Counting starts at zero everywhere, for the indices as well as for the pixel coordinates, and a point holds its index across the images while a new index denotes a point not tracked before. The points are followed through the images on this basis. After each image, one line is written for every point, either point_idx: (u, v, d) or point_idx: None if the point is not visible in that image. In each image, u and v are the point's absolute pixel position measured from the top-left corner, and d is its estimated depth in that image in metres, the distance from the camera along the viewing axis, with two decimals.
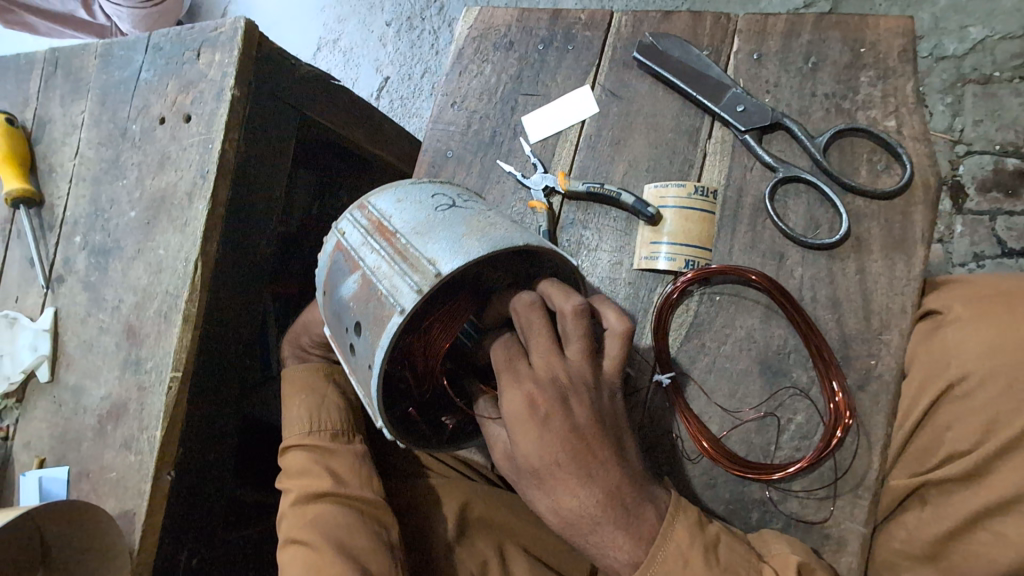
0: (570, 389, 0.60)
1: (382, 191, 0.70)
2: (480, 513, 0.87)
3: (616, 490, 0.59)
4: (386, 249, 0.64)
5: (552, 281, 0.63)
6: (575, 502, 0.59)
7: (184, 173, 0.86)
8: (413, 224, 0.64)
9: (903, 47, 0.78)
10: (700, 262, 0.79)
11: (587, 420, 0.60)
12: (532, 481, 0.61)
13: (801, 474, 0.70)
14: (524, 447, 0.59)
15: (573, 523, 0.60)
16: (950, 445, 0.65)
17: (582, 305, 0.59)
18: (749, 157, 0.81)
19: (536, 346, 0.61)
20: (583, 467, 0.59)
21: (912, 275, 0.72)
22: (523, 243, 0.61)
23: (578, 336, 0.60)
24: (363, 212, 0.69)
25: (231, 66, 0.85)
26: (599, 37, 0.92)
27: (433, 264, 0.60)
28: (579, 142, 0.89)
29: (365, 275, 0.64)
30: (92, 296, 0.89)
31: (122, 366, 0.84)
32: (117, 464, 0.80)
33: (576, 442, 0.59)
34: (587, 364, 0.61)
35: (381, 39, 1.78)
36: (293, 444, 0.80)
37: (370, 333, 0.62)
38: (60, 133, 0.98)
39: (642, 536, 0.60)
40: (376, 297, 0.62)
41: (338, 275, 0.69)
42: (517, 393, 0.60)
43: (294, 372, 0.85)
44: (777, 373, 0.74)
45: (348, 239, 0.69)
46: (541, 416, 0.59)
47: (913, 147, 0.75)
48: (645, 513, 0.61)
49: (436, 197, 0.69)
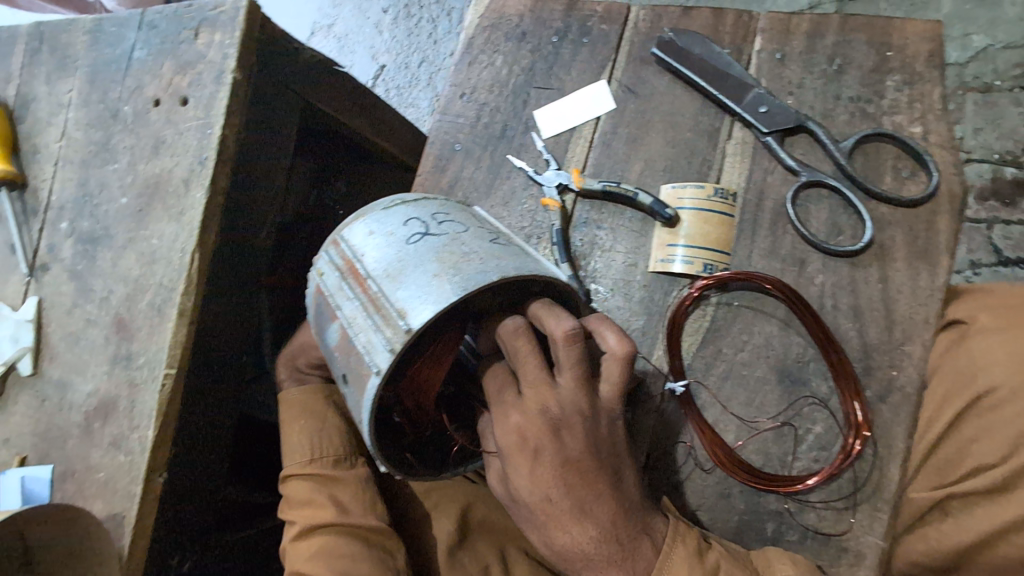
0: (563, 421, 0.57)
1: (354, 222, 0.65)
2: (482, 517, 0.85)
3: (611, 523, 0.59)
4: (361, 297, 0.60)
5: (541, 302, 0.59)
6: (568, 535, 0.59)
7: (180, 159, 0.81)
8: (384, 265, 0.60)
9: (931, 52, 0.76)
10: (718, 266, 0.77)
11: (581, 452, 0.57)
12: (524, 512, 0.60)
13: (820, 485, 0.69)
14: (515, 478, 0.58)
15: (567, 557, 0.60)
16: (977, 457, 0.65)
17: (573, 331, 0.55)
18: (770, 160, 0.79)
19: (525, 375, 0.58)
20: (576, 500, 0.58)
21: (936, 285, 0.70)
22: (498, 278, 0.57)
23: (569, 363, 0.56)
24: (336, 250, 0.65)
25: (232, 47, 0.81)
26: (616, 30, 0.89)
27: (403, 318, 0.56)
28: (594, 139, 0.87)
29: (343, 327, 0.61)
30: (80, 286, 0.84)
31: (112, 361, 0.79)
32: (106, 464, 0.76)
33: (569, 476, 0.57)
34: (581, 392, 0.57)
35: (377, 26, 1.72)
36: (293, 473, 0.77)
37: (355, 389, 0.60)
38: (45, 113, 0.92)
39: (638, 570, 0.59)
40: (355, 353, 0.59)
41: (321, 320, 0.66)
42: (507, 427, 0.58)
43: (291, 393, 0.81)
44: (796, 382, 0.73)
45: (324, 281, 0.65)
46: (532, 450, 0.57)
47: (939, 154, 0.74)
48: (641, 548, 0.60)
49: (409, 224, 0.63)
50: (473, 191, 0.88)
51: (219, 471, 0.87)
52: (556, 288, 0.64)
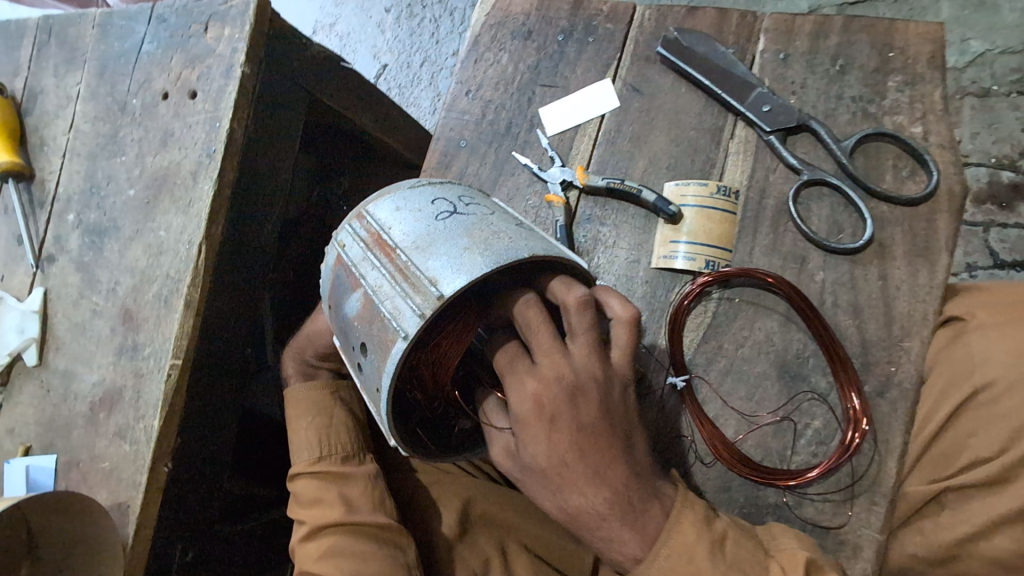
0: (578, 386, 0.58)
1: (380, 198, 0.66)
2: (483, 511, 0.85)
3: (624, 488, 0.59)
4: (387, 266, 0.61)
5: (554, 275, 0.62)
6: (582, 498, 0.59)
7: (188, 152, 0.82)
8: (413, 237, 0.61)
9: (932, 53, 0.77)
10: (720, 262, 0.78)
11: (595, 417, 0.58)
12: (538, 479, 0.60)
13: (818, 479, 0.70)
14: (531, 444, 0.59)
15: (580, 518, 0.60)
16: (974, 451, 0.66)
17: (585, 297, 0.58)
18: (772, 158, 0.80)
19: (540, 342, 0.59)
20: (591, 465, 0.58)
21: (935, 283, 0.71)
22: (529, 255, 0.58)
23: (583, 328, 0.58)
24: (361, 223, 0.65)
25: (242, 41, 0.82)
26: (621, 30, 0.90)
27: (435, 285, 0.57)
28: (598, 136, 0.87)
29: (367, 295, 0.62)
30: (86, 277, 0.85)
31: (117, 352, 0.80)
32: (111, 454, 0.77)
33: (584, 440, 0.58)
34: (593, 357, 0.59)
35: (380, 25, 1.73)
36: (301, 472, 0.78)
37: (376, 356, 0.60)
38: (53, 106, 0.93)
39: (649, 533, 0.60)
40: (380, 320, 0.60)
41: (341, 292, 0.66)
42: (523, 395, 0.58)
43: (297, 390, 0.82)
44: (795, 377, 0.74)
45: (347, 253, 0.65)
46: (548, 415, 0.58)
47: (938, 154, 0.75)
48: (652, 510, 0.61)
49: (437, 203, 0.64)
50: (478, 187, 0.89)
51: (222, 462, 0.88)
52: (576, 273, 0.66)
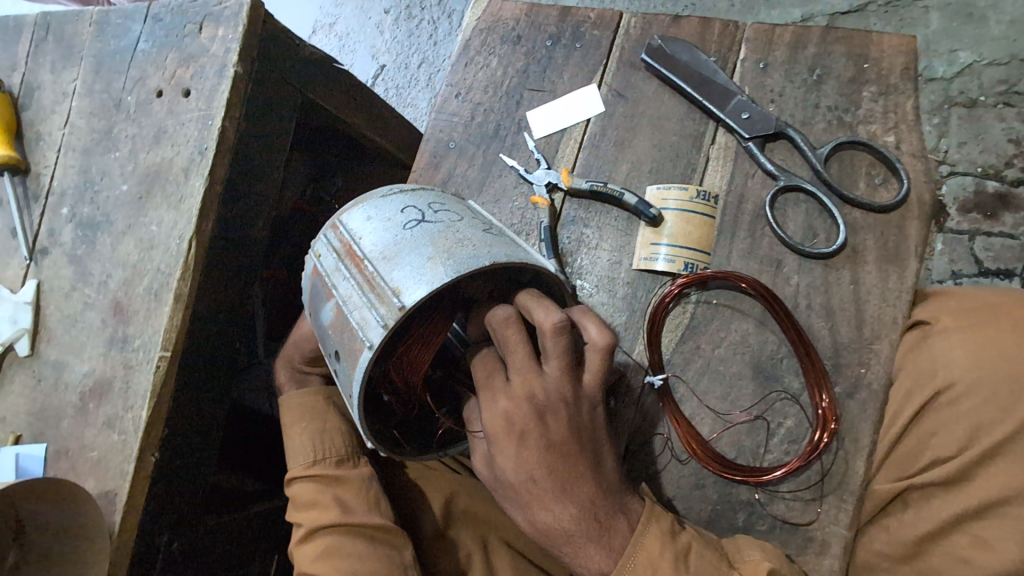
0: (548, 407, 0.60)
1: (353, 207, 0.68)
2: (465, 506, 0.87)
3: (590, 504, 0.61)
4: (356, 276, 0.63)
5: (530, 293, 0.62)
6: (551, 515, 0.61)
7: (180, 149, 0.84)
8: (381, 247, 0.63)
9: (906, 65, 0.79)
10: (698, 265, 0.80)
11: (564, 436, 0.60)
12: (507, 493, 0.63)
13: (789, 476, 0.71)
14: (502, 461, 0.61)
15: (549, 535, 0.62)
16: (934, 451, 0.68)
17: (561, 322, 0.59)
18: (751, 164, 0.82)
19: (515, 361, 0.61)
20: (558, 481, 0.60)
21: (904, 288, 0.73)
22: (490, 262, 0.60)
23: (557, 352, 0.60)
24: (335, 233, 0.67)
25: (235, 42, 0.84)
26: (608, 36, 0.93)
27: (397, 295, 0.59)
28: (583, 140, 0.89)
29: (338, 305, 0.64)
30: (78, 270, 0.86)
31: (108, 344, 0.81)
32: (99, 443, 0.78)
33: (553, 458, 0.60)
34: (565, 378, 0.61)
35: (378, 26, 1.75)
36: (297, 475, 0.79)
37: (346, 364, 0.62)
38: (49, 101, 0.94)
39: (614, 549, 0.62)
40: (349, 329, 0.62)
41: (317, 300, 0.68)
42: (495, 410, 0.60)
43: (289, 397, 0.83)
44: (768, 378, 0.76)
45: (322, 262, 0.67)
46: (518, 433, 0.60)
47: (910, 163, 0.77)
48: (618, 525, 0.62)
49: (406, 211, 0.66)
50: (466, 188, 0.91)
51: (210, 454, 0.89)
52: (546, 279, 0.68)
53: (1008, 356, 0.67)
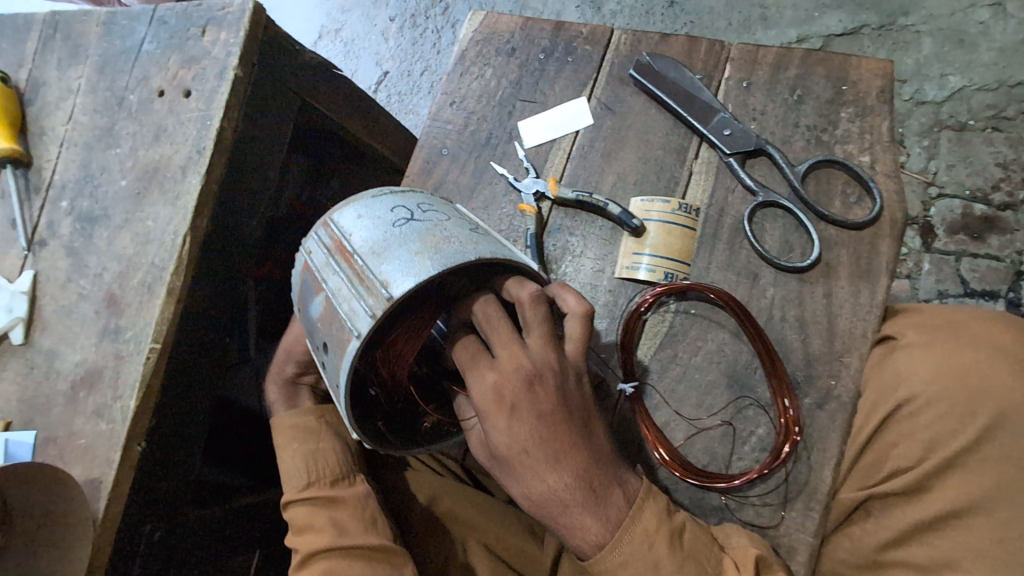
0: (536, 375, 0.61)
1: (345, 206, 0.70)
2: (446, 509, 0.89)
3: (585, 474, 0.62)
4: (346, 271, 0.65)
5: (512, 279, 0.67)
6: (546, 485, 0.62)
7: (179, 147, 0.86)
8: (370, 243, 0.65)
9: (883, 88, 0.82)
10: (678, 275, 0.83)
11: (553, 405, 0.61)
12: (502, 467, 0.63)
13: (757, 481, 0.73)
14: (494, 434, 0.61)
15: (544, 507, 0.63)
16: (895, 462, 0.70)
17: (537, 293, 0.64)
18: (732, 179, 0.85)
19: (499, 338, 0.63)
20: (551, 453, 0.61)
21: (875, 303, 0.76)
22: (475, 259, 0.63)
23: (537, 322, 0.63)
24: (325, 231, 0.69)
25: (236, 46, 0.86)
26: (599, 52, 0.96)
27: (386, 288, 0.61)
28: (572, 151, 0.92)
29: (328, 298, 0.66)
30: (75, 262, 0.88)
31: (100, 334, 0.83)
32: (87, 431, 0.79)
33: (544, 427, 0.61)
34: (549, 349, 0.63)
35: (383, 33, 1.79)
36: (292, 498, 0.79)
37: (334, 354, 0.64)
38: (54, 97, 0.97)
39: (611, 519, 0.64)
40: (338, 320, 0.64)
41: (307, 295, 0.70)
42: (484, 385, 0.62)
43: (282, 417, 0.83)
44: (743, 387, 0.78)
45: (313, 259, 0.69)
46: (509, 405, 0.61)
47: (884, 182, 0.79)
48: (613, 498, 0.64)
49: (396, 210, 0.68)
50: (457, 194, 0.94)
51: (197, 446, 0.91)
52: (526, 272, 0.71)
53: (968, 370, 0.69)
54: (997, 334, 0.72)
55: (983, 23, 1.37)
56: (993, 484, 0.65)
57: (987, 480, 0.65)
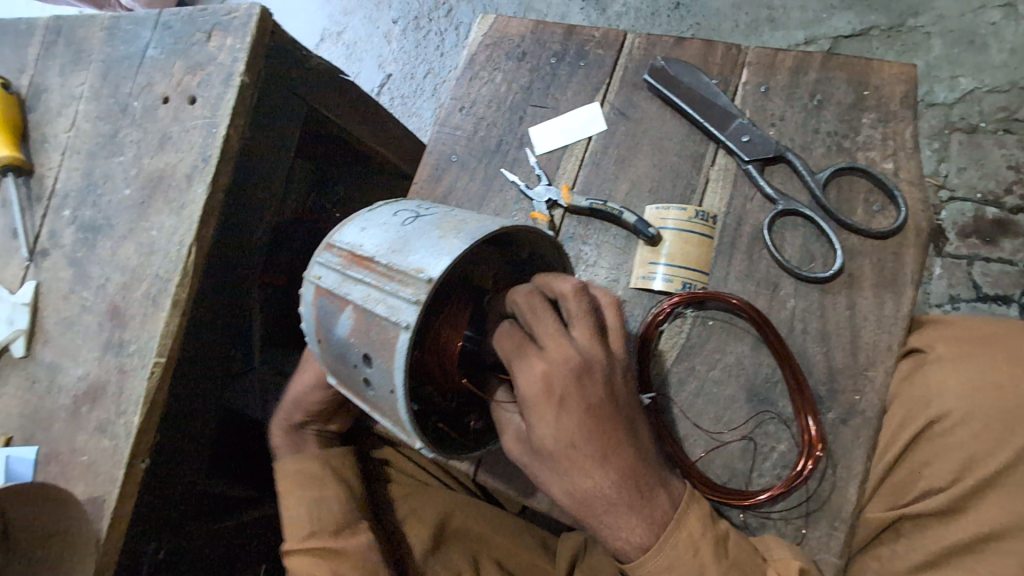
0: (584, 368, 0.59)
1: (345, 227, 0.66)
2: (458, 525, 0.88)
3: (631, 470, 0.61)
4: (369, 276, 0.58)
5: (545, 273, 0.64)
6: (591, 482, 0.60)
7: (184, 155, 0.84)
8: (386, 244, 0.60)
9: (905, 93, 0.80)
10: (696, 285, 0.81)
11: (600, 399, 0.59)
12: (546, 463, 0.61)
13: (779, 498, 0.71)
14: (540, 428, 0.59)
15: (589, 504, 0.61)
16: (927, 482, 0.68)
17: (579, 284, 0.61)
18: (750, 187, 0.83)
19: (544, 330, 0.59)
20: (598, 448, 0.59)
21: (900, 314, 0.74)
22: (503, 224, 0.58)
23: (581, 314, 0.60)
24: (331, 251, 0.64)
25: (242, 51, 0.84)
26: (612, 56, 0.94)
27: (422, 271, 0.54)
28: (585, 157, 0.90)
29: (356, 310, 0.58)
30: (78, 273, 0.86)
31: (103, 348, 0.81)
32: (90, 448, 0.77)
33: (591, 421, 0.59)
34: (595, 340, 0.60)
35: (387, 35, 1.77)
36: (292, 548, 0.77)
37: (381, 361, 0.55)
38: (56, 103, 0.95)
39: (656, 519, 0.62)
40: (375, 323, 0.56)
41: (328, 321, 0.62)
42: (531, 376, 0.58)
43: (285, 462, 0.80)
44: (763, 401, 0.76)
45: (325, 282, 0.63)
46: (556, 397, 0.58)
47: (908, 191, 0.77)
48: (659, 499, 0.62)
49: (400, 214, 0.64)
50: (467, 202, 0.92)
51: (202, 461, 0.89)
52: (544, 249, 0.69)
53: (1003, 388, 0.67)
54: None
55: (994, 23, 1.35)
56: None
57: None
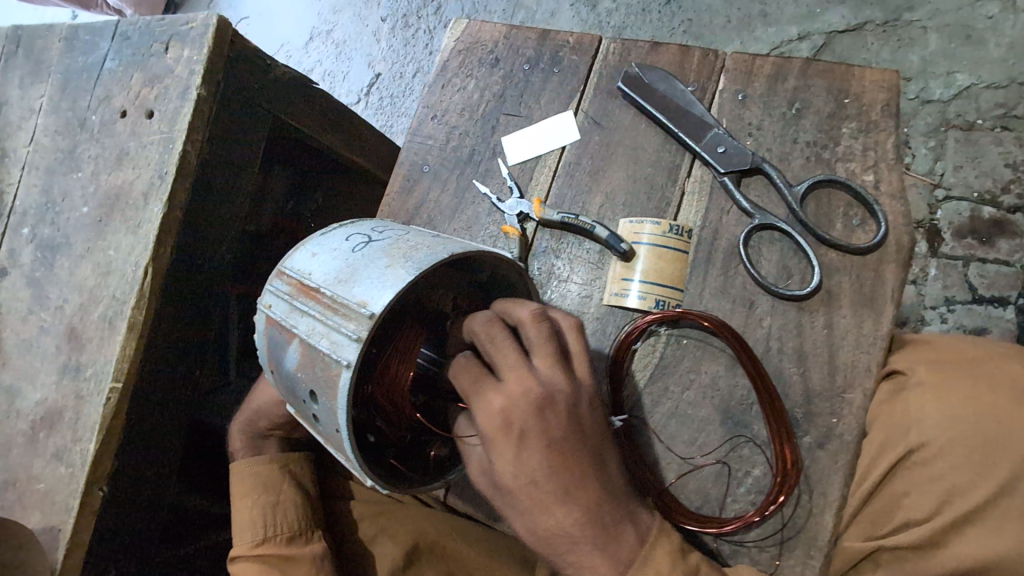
0: (546, 399, 0.56)
1: (296, 252, 0.65)
2: (432, 545, 0.85)
3: (596, 506, 0.58)
4: (314, 308, 0.58)
5: (504, 299, 0.63)
6: (553, 519, 0.57)
7: (141, 172, 0.82)
8: (334, 274, 0.59)
9: (887, 101, 0.77)
10: (670, 302, 0.78)
11: (564, 432, 0.56)
12: (508, 500, 0.58)
13: (754, 526, 0.69)
14: (500, 463, 0.56)
15: (553, 541, 0.58)
16: (907, 512, 0.66)
17: (539, 311, 0.59)
18: (726, 200, 0.80)
19: (503, 360, 0.58)
20: (561, 484, 0.57)
21: (879, 334, 0.71)
22: (450, 256, 0.57)
23: (541, 343, 0.58)
24: (280, 279, 0.63)
25: (199, 63, 0.81)
26: (586, 62, 0.91)
27: (365, 306, 0.54)
28: (558, 168, 0.87)
29: (302, 343, 0.58)
30: (36, 293, 0.84)
31: (61, 371, 0.79)
32: (47, 475, 0.76)
33: (554, 456, 0.56)
34: (557, 369, 0.58)
35: (375, 34, 1.74)
36: (241, 553, 0.77)
37: (326, 398, 0.56)
38: (16, 117, 0.93)
39: (622, 558, 0.58)
40: (320, 359, 0.56)
41: (277, 350, 0.62)
42: (489, 409, 0.56)
43: (243, 463, 0.81)
44: (737, 424, 0.73)
45: (274, 311, 0.62)
46: (516, 432, 0.55)
47: (889, 204, 0.74)
48: (625, 534, 0.59)
49: (351, 238, 0.63)
50: (438, 215, 0.89)
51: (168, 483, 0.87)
52: (502, 272, 0.68)
53: (985, 414, 0.65)
54: (1014, 374, 0.68)
55: (992, 17, 1.31)
56: (1014, 543, 0.61)
57: (1005, 536, 0.61)
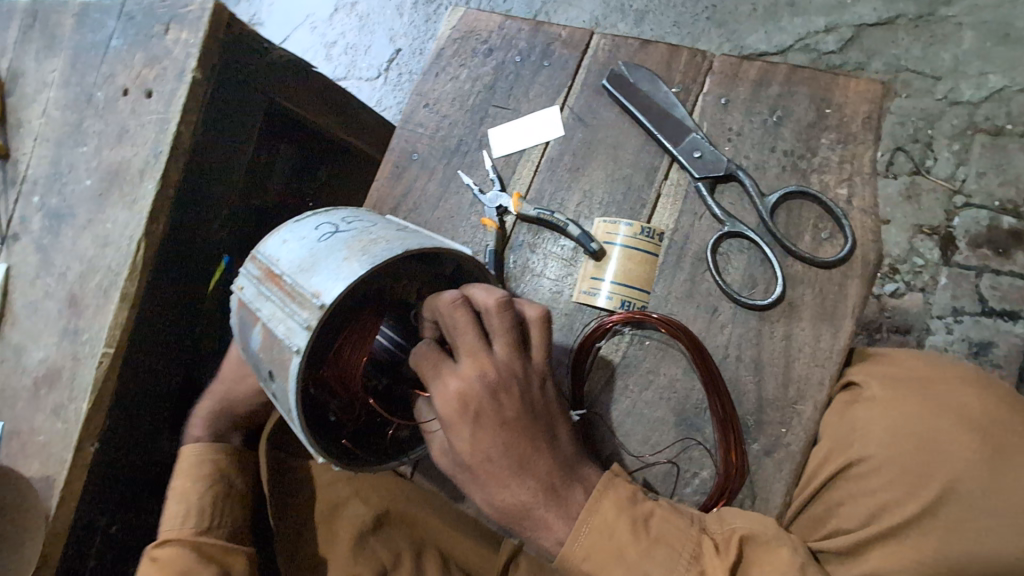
0: (501, 382, 0.59)
1: (269, 237, 0.68)
2: (404, 512, 0.85)
3: (547, 475, 0.61)
4: (277, 295, 0.62)
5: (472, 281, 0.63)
6: (509, 491, 0.60)
7: (138, 150, 0.86)
8: (297, 262, 0.62)
9: (869, 114, 0.76)
10: (636, 303, 0.79)
11: (518, 411, 0.60)
12: (468, 476, 0.61)
13: None
14: (457, 441, 0.60)
15: (509, 513, 0.61)
16: (839, 521, 0.67)
17: (504, 299, 0.60)
18: (701, 205, 0.80)
19: (465, 344, 0.60)
20: (514, 459, 0.60)
21: (835, 348, 0.72)
22: (405, 252, 0.60)
23: (502, 329, 0.60)
24: (252, 263, 0.66)
25: (195, 47, 0.84)
26: (576, 57, 0.91)
27: (318, 297, 0.58)
28: (540, 163, 0.88)
29: (264, 326, 0.62)
30: (43, 259, 0.90)
31: (61, 334, 0.85)
32: (46, 429, 0.82)
33: (508, 435, 0.60)
34: (514, 354, 0.61)
35: (398, 8, 1.74)
36: (177, 536, 0.78)
37: (281, 379, 0.60)
38: (31, 89, 0.97)
39: (572, 511, 0.61)
40: (278, 343, 0.60)
41: (246, 330, 0.66)
42: (447, 395, 0.59)
43: (193, 450, 0.85)
44: (690, 427, 0.75)
45: (244, 294, 0.66)
46: (472, 414, 0.59)
47: (860, 218, 0.74)
48: (575, 495, 0.61)
49: (320, 227, 0.66)
50: (422, 203, 0.91)
51: None
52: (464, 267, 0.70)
53: (928, 433, 0.66)
54: (960, 399, 0.68)
55: None
56: (928, 554, 0.62)
57: (926, 549, 0.62)
